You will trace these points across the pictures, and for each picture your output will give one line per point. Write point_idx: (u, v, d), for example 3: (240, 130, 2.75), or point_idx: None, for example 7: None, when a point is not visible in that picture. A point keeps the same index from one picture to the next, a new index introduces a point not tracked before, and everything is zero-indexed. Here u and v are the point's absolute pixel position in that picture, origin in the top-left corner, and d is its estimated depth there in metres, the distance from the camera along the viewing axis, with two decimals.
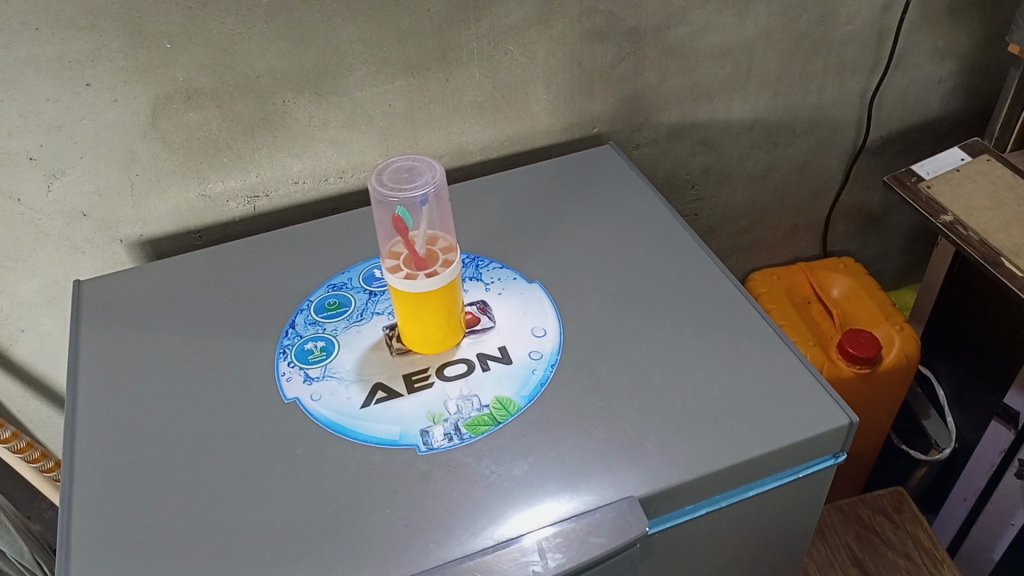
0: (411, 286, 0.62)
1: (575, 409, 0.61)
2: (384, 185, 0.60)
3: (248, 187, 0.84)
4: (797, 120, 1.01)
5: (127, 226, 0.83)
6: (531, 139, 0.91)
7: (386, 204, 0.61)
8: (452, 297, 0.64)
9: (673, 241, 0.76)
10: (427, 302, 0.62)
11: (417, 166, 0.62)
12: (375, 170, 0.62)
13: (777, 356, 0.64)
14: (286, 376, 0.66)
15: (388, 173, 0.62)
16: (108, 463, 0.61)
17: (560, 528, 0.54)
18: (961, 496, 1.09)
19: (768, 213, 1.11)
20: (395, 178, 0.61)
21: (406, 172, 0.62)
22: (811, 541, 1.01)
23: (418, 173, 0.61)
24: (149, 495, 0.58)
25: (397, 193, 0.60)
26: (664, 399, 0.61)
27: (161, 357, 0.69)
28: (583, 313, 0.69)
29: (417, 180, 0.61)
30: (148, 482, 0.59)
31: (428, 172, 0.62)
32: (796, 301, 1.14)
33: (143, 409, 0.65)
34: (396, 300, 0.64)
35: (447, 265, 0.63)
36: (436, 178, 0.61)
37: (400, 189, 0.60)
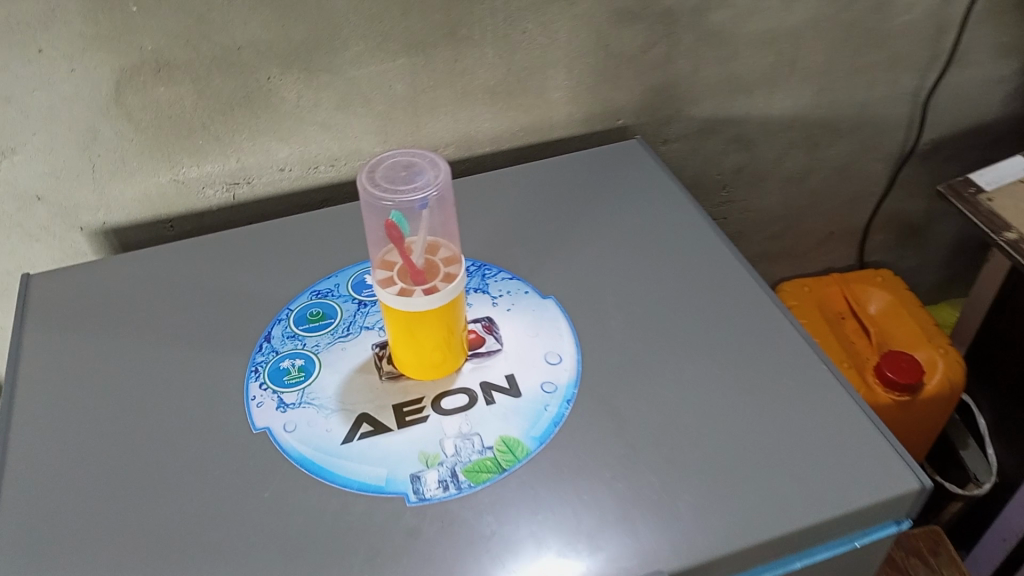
0: (406, 305, 0.52)
1: (595, 458, 0.52)
2: (376, 185, 0.49)
3: (227, 173, 0.75)
4: (843, 118, 0.91)
5: (89, 213, 0.74)
6: (547, 129, 0.81)
7: (378, 207, 0.50)
8: (453, 316, 0.54)
9: (708, 253, 0.66)
10: (424, 322, 0.53)
11: (416, 162, 0.51)
12: (367, 166, 0.51)
13: (833, 398, 0.55)
14: (257, 401, 0.56)
15: (380, 169, 0.51)
16: (39, 500, 0.52)
17: None
18: (999, 536, 1.00)
19: (803, 219, 1.01)
20: (389, 177, 0.50)
21: (403, 169, 0.51)
22: None
23: (419, 172, 0.51)
24: (86, 540, 0.49)
25: (392, 196, 0.49)
26: (700, 446, 0.52)
27: (113, 371, 0.60)
28: (605, 337, 0.59)
29: (417, 180, 0.50)
30: (83, 526, 0.50)
31: (431, 171, 0.51)
32: (828, 316, 1.04)
33: (88, 432, 0.56)
34: (388, 318, 0.54)
35: (448, 280, 0.53)
36: (443, 179, 0.50)
37: (396, 191, 0.49)
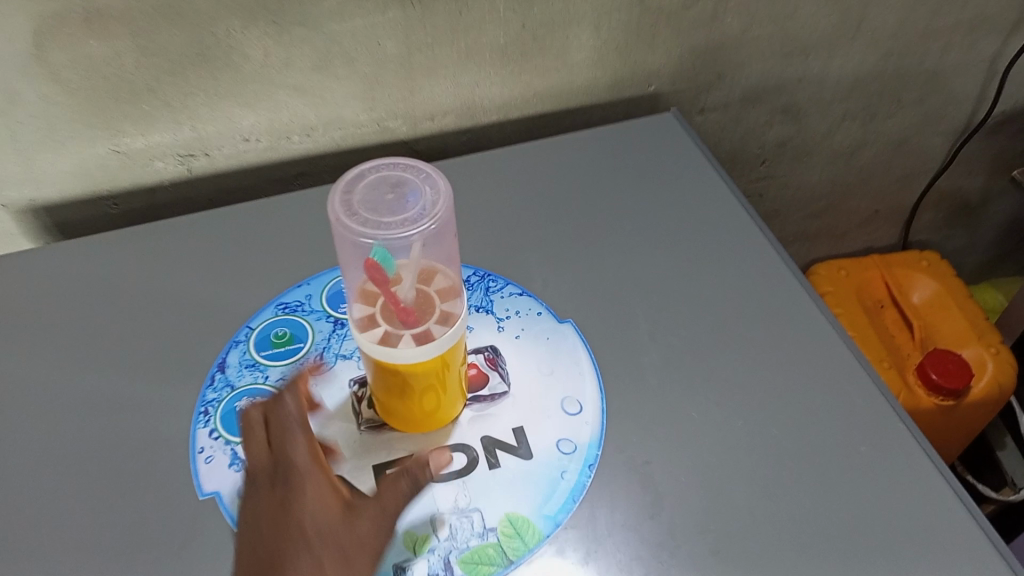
0: (392, 358, 0.41)
1: (623, 550, 0.42)
2: (353, 215, 0.38)
3: (181, 144, 0.62)
4: (908, 87, 0.78)
5: (13, 187, 0.61)
6: (566, 96, 0.68)
7: (356, 242, 0.39)
8: (452, 362, 0.44)
9: (759, 268, 0.55)
10: (417, 375, 0.42)
11: (407, 179, 0.40)
12: (343, 185, 0.39)
13: (912, 473, 0.45)
14: (205, 455, 0.46)
15: (359, 189, 0.39)
16: None
17: None
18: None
19: (847, 196, 0.89)
20: (371, 203, 0.39)
21: (390, 189, 0.39)
22: None
23: (410, 194, 0.39)
24: None
25: (376, 230, 0.38)
26: (752, 537, 0.42)
27: (35, 404, 0.49)
28: (635, 380, 0.49)
29: (408, 206, 0.39)
30: None
31: (426, 192, 0.39)
32: (866, 305, 0.94)
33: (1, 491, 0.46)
34: (371, 367, 0.43)
35: (445, 323, 0.42)
36: (441, 206, 0.39)
37: (379, 223, 0.38)
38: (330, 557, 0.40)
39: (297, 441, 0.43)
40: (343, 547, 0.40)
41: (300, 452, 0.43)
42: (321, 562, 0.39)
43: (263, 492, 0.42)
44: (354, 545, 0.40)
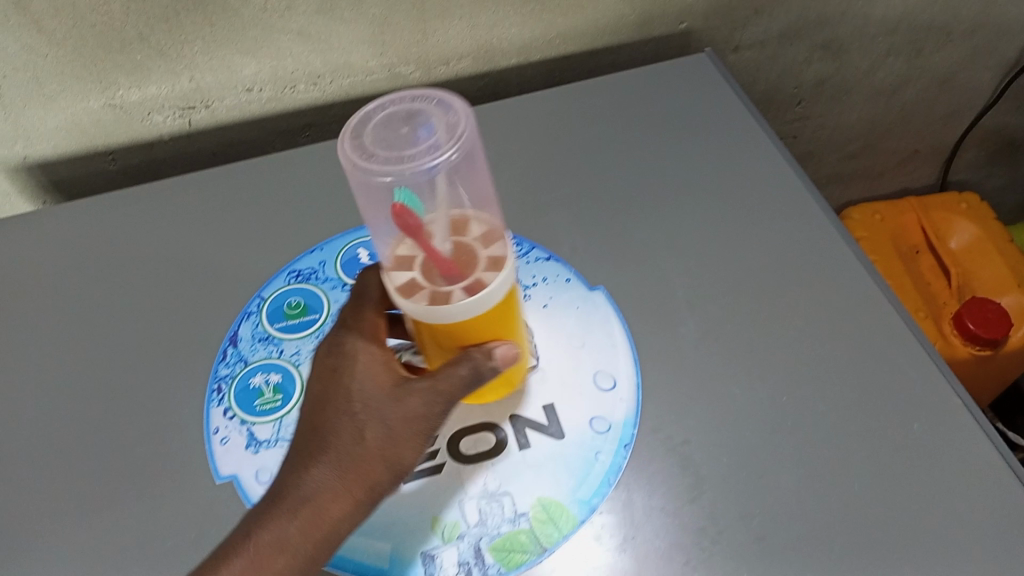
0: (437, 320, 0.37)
1: (662, 537, 0.40)
2: (368, 156, 0.34)
3: (178, 95, 0.58)
4: (957, 20, 0.72)
5: (4, 145, 0.58)
6: (592, 37, 0.63)
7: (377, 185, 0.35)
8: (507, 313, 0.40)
9: (804, 226, 0.51)
10: (471, 331, 0.38)
11: (420, 109, 0.36)
12: (352, 128, 0.36)
13: (973, 452, 0.41)
14: (220, 437, 0.44)
15: (371, 130, 0.36)
16: None
17: None
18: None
19: (884, 137, 0.84)
20: (386, 139, 0.35)
21: (404, 122, 0.36)
22: None
23: (426, 123, 0.35)
24: None
25: (396, 165, 0.34)
26: (801, 524, 0.40)
27: (46, 389, 0.48)
28: (671, 353, 0.46)
29: (425, 136, 0.35)
30: None
31: (442, 118, 0.35)
32: (901, 250, 0.90)
33: (16, 474, 0.44)
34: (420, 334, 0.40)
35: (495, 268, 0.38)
36: (461, 129, 0.35)
37: (399, 158, 0.34)
38: (375, 431, 0.38)
39: (359, 318, 0.41)
40: (388, 421, 0.38)
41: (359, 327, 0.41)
42: (363, 433, 0.38)
43: (321, 365, 0.41)
44: (402, 421, 0.38)
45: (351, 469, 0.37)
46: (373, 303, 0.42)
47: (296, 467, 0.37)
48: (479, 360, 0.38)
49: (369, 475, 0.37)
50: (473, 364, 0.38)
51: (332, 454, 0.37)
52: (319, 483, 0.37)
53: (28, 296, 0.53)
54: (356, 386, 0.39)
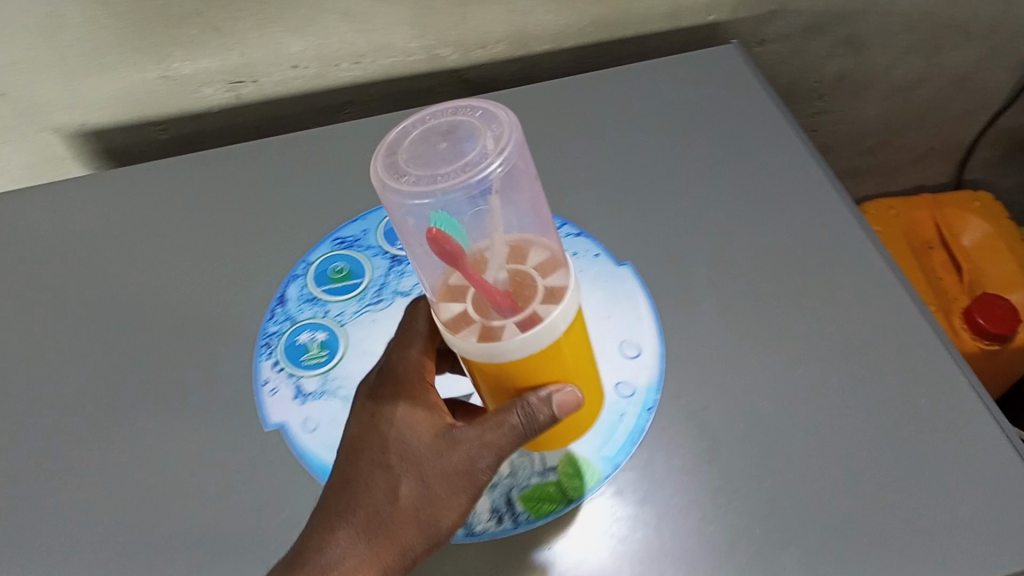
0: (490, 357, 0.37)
1: (680, 492, 0.43)
2: (402, 175, 0.33)
3: (229, 69, 0.61)
4: (975, 19, 0.74)
5: (63, 111, 0.60)
6: (623, 27, 0.65)
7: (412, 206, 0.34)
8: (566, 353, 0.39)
9: (822, 210, 0.53)
10: (525, 368, 0.38)
11: (460, 125, 0.35)
12: (386, 148, 0.35)
13: (977, 424, 0.44)
14: (270, 388, 0.47)
15: (407, 147, 0.35)
16: (40, 502, 0.45)
17: None
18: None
19: (901, 133, 0.87)
20: (423, 158, 0.34)
21: (443, 139, 0.35)
22: None
23: (466, 140, 0.34)
24: (85, 554, 0.43)
25: (430, 188, 0.33)
26: (811, 487, 0.42)
27: (112, 340, 0.52)
28: (694, 325, 0.48)
29: (465, 153, 0.34)
30: (79, 541, 0.43)
31: (483, 132, 0.34)
32: (913, 246, 0.93)
33: (86, 416, 0.48)
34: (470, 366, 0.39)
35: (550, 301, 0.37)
36: (506, 141, 0.34)
37: (434, 178, 0.33)
38: (414, 487, 0.38)
39: (408, 366, 0.42)
40: (428, 479, 0.38)
41: (409, 376, 0.41)
42: (397, 490, 0.38)
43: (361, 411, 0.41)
44: (439, 480, 0.38)
45: (387, 526, 0.37)
46: (421, 347, 0.42)
47: (326, 524, 0.37)
48: (532, 407, 0.37)
49: (402, 535, 0.38)
50: (522, 420, 0.38)
51: (365, 510, 0.38)
52: (349, 544, 0.37)
53: (91, 253, 0.57)
54: (399, 436, 0.39)
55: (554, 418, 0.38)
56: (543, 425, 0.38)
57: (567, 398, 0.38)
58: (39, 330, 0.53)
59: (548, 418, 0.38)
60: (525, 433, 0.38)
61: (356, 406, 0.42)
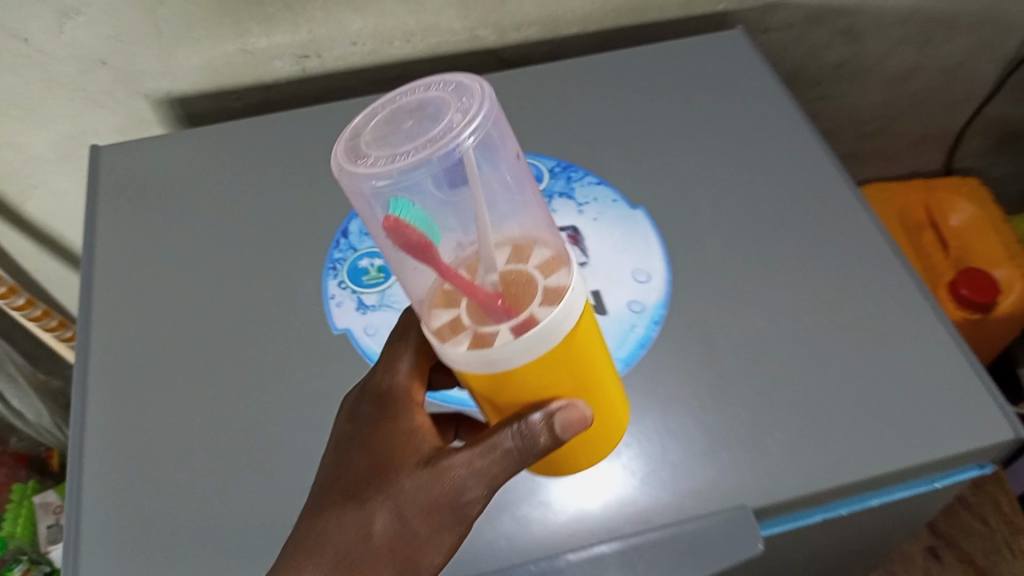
0: (485, 365, 0.36)
1: (683, 387, 0.51)
2: (363, 158, 0.34)
3: (298, 45, 0.70)
4: (961, 15, 0.82)
5: (154, 80, 0.70)
6: (640, 13, 0.74)
7: (376, 191, 0.34)
8: (566, 365, 0.38)
9: (811, 164, 0.62)
10: (528, 378, 0.38)
11: (427, 103, 0.36)
12: (352, 139, 0.35)
13: (935, 338, 0.52)
14: (336, 301, 0.57)
15: (375, 131, 0.36)
16: (154, 391, 0.55)
17: (643, 538, 0.46)
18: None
19: (895, 120, 0.95)
20: (388, 140, 0.35)
21: (411, 119, 0.35)
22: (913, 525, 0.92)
23: (431, 119, 0.35)
24: (193, 430, 0.53)
25: (388, 169, 0.33)
26: (792, 383, 0.51)
27: (205, 266, 0.61)
28: (697, 256, 0.57)
29: (430, 130, 0.34)
30: (187, 421, 0.53)
31: (452, 104, 0.35)
32: (906, 226, 1.01)
33: (188, 325, 0.58)
34: (469, 379, 0.39)
35: (550, 302, 0.37)
36: (476, 111, 0.34)
37: (393, 158, 0.33)
38: (391, 522, 0.39)
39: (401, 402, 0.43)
40: (407, 515, 0.39)
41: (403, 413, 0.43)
42: (374, 525, 0.39)
43: (350, 447, 0.43)
44: (420, 512, 0.39)
45: (358, 566, 0.38)
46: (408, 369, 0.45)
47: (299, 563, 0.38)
48: (532, 429, 0.38)
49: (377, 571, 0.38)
50: (519, 443, 0.38)
51: (339, 547, 0.38)
52: None
53: (180, 196, 0.66)
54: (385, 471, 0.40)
55: (557, 440, 0.39)
56: (543, 449, 0.39)
57: (570, 417, 0.39)
58: (140, 258, 0.62)
59: (550, 442, 0.38)
60: (522, 457, 0.39)
61: (345, 440, 0.43)
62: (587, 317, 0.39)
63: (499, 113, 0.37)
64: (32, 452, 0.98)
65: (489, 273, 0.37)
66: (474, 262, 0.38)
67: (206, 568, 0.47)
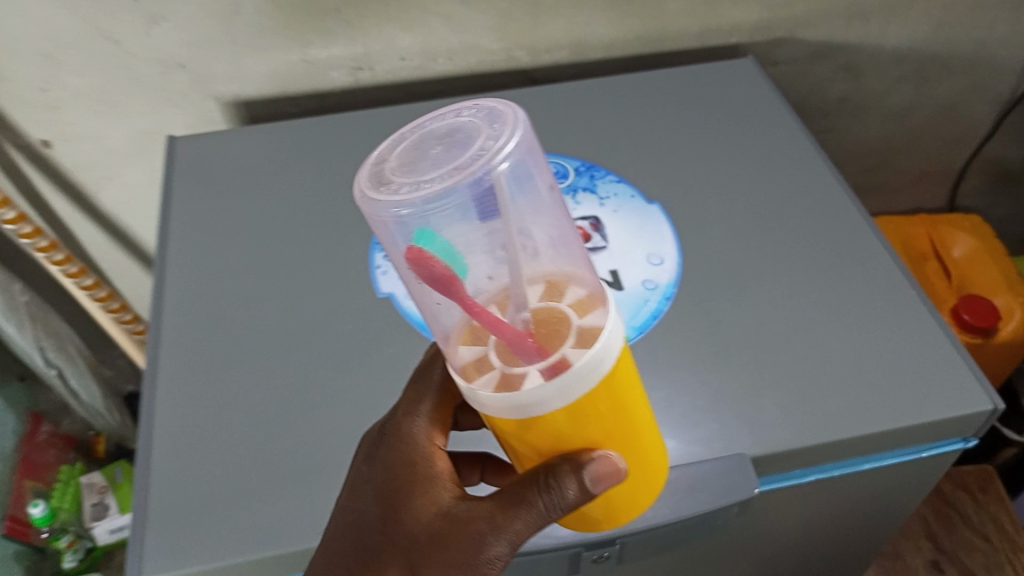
0: (512, 409, 0.36)
1: (689, 353, 0.57)
2: (387, 185, 0.34)
3: (352, 58, 0.78)
4: (957, 56, 0.89)
5: (224, 84, 0.78)
6: (661, 42, 0.82)
7: (398, 221, 0.35)
8: (599, 413, 0.38)
9: (812, 172, 0.68)
10: (560, 423, 0.37)
11: (457, 131, 0.36)
12: (379, 168, 0.36)
13: (920, 320, 0.57)
14: (382, 270, 0.65)
15: (404, 157, 0.36)
16: (213, 343, 0.61)
17: None
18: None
19: (898, 155, 1.02)
20: (414, 168, 0.35)
21: (440, 147, 0.36)
22: (915, 541, 0.94)
23: (459, 146, 0.35)
24: (246, 377, 0.59)
25: (409, 198, 0.33)
26: (788, 352, 0.56)
27: (261, 242, 0.68)
28: (705, 245, 0.63)
29: (456, 158, 0.34)
30: (241, 369, 0.59)
31: (482, 130, 0.35)
32: (911, 257, 1.05)
33: (245, 291, 0.65)
34: (495, 422, 0.39)
35: (581, 345, 0.36)
36: (505, 138, 0.34)
37: (416, 187, 0.33)
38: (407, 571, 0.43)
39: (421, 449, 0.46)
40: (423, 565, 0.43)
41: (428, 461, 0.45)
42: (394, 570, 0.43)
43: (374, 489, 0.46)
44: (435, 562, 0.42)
45: None
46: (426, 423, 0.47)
47: None
48: (559, 489, 0.39)
49: None
50: (545, 501, 0.40)
51: None
52: None
53: (240, 183, 0.73)
54: (414, 512, 0.44)
55: (588, 495, 0.39)
56: (567, 508, 0.40)
57: (599, 474, 0.39)
58: (202, 233, 0.69)
59: (577, 498, 0.38)
60: (549, 512, 0.40)
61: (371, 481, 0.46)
62: (624, 362, 0.38)
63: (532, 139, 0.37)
64: (80, 436, 1.14)
65: (520, 312, 0.37)
66: (505, 298, 0.38)
67: (252, 490, 0.52)
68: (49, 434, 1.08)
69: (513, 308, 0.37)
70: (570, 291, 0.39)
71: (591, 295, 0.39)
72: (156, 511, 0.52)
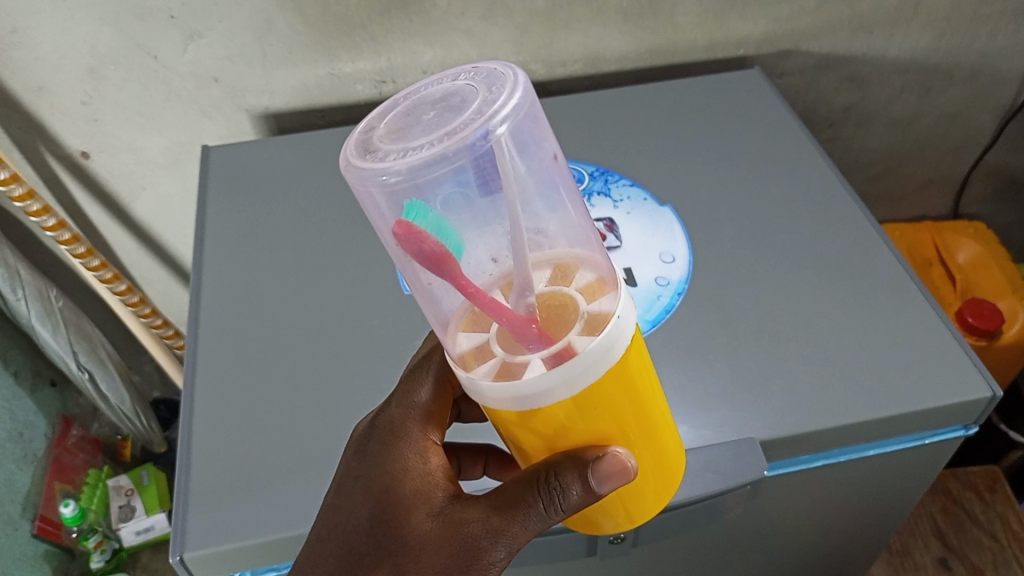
0: (518, 399, 0.38)
1: (700, 344, 0.60)
2: (376, 153, 0.36)
3: (377, 71, 0.82)
4: (958, 66, 0.92)
5: (255, 96, 0.82)
6: (671, 54, 0.86)
7: (389, 190, 0.36)
8: (607, 408, 0.40)
9: (816, 175, 0.71)
10: (568, 416, 0.39)
11: (452, 97, 0.37)
12: (372, 135, 0.38)
13: (922, 312, 0.60)
14: None
15: (399, 122, 0.38)
16: (248, 338, 0.64)
17: None
18: None
19: (902, 163, 1.04)
20: (405, 134, 0.36)
21: (434, 113, 0.37)
22: (924, 540, 0.96)
23: (452, 112, 0.36)
24: (280, 369, 0.62)
25: (398, 162, 0.35)
26: (795, 343, 0.59)
27: (291, 244, 0.72)
28: (715, 244, 0.66)
29: (447, 125, 0.35)
30: (275, 362, 0.62)
31: (478, 96, 0.36)
32: (916, 263, 1.08)
33: (277, 289, 0.68)
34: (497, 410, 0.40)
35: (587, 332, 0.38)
36: (500, 102, 0.35)
37: (405, 152, 0.35)
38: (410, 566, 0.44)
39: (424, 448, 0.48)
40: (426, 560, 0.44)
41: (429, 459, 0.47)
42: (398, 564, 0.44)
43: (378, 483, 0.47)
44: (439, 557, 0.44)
45: None
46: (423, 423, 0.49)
47: None
48: (563, 486, 0.40)
49: None
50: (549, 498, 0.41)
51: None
52: None
53: (270, 189, 0.77)
54: (417, 506, 0.46)
55: (593, 495, 0.40)
56: (570, 505, 0.41)
57: (605, 474, 0.40)
58: (235, 236, 0.73)
59: (580, 496, 0.40)
60: (551, 509, 0.42)
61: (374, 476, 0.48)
62: (636, 356, 0.40)
63: (531, 101, 0.38)
64: (108, 440, 1.18)
65: (524, 297, 0.39)
66: (508, 283, 0.41)
67: (287, 473, 0.56)
68: (79, 438, 1.12)
69: (518, 293, 0.39)
70: (578, 275, 0.41)
71: (598, 279, 0.41)
72: (198, 491, 0.55)
